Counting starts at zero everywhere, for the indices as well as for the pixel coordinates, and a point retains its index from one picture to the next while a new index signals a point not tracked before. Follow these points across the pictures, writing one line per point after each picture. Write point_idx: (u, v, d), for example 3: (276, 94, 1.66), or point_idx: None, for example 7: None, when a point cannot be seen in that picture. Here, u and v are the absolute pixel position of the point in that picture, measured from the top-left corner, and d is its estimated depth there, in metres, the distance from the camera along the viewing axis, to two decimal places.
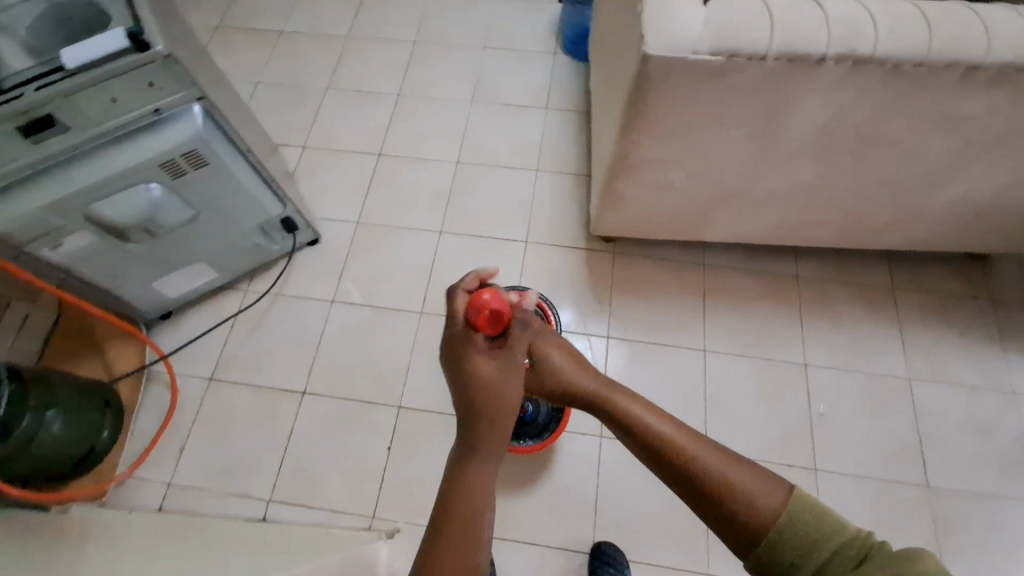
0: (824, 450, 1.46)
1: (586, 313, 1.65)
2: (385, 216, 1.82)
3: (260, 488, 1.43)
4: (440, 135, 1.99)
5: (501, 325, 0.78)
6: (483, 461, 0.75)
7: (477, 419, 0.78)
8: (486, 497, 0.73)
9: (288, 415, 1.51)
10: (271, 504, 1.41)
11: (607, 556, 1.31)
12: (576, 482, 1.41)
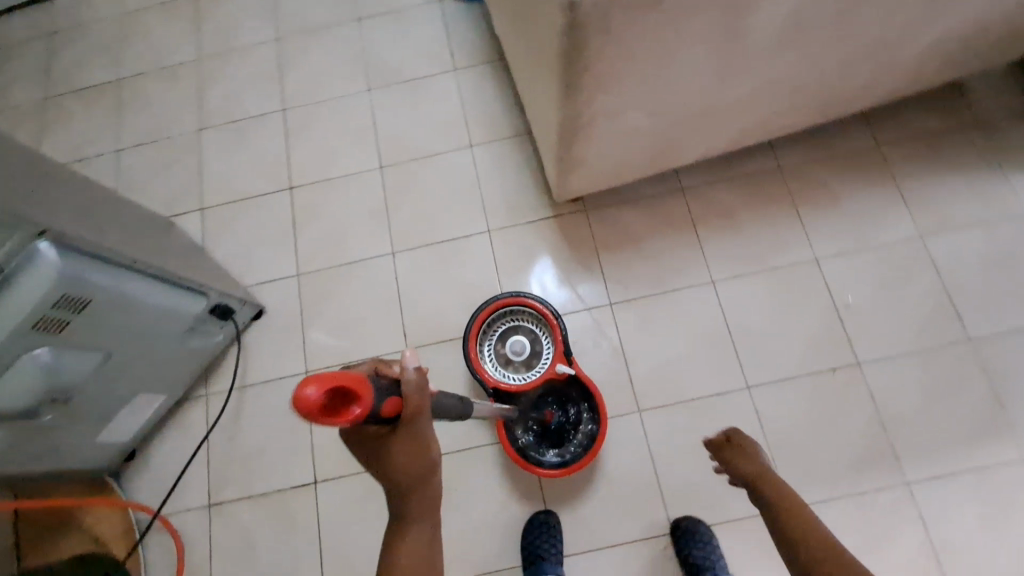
0: (862, 341, 1.39)
1: (579, 287, 1.49)
2: (325, 255, 1.59)
3: None
4: (349, 141, 1.71)
5: (363, 407, 0.60)
6: (422, 520, 0.73)
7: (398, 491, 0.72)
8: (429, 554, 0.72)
9: (309, 510, 1.36)
10: None
11: (689, 530, 1.25)
12: (630, 466, 1.33)
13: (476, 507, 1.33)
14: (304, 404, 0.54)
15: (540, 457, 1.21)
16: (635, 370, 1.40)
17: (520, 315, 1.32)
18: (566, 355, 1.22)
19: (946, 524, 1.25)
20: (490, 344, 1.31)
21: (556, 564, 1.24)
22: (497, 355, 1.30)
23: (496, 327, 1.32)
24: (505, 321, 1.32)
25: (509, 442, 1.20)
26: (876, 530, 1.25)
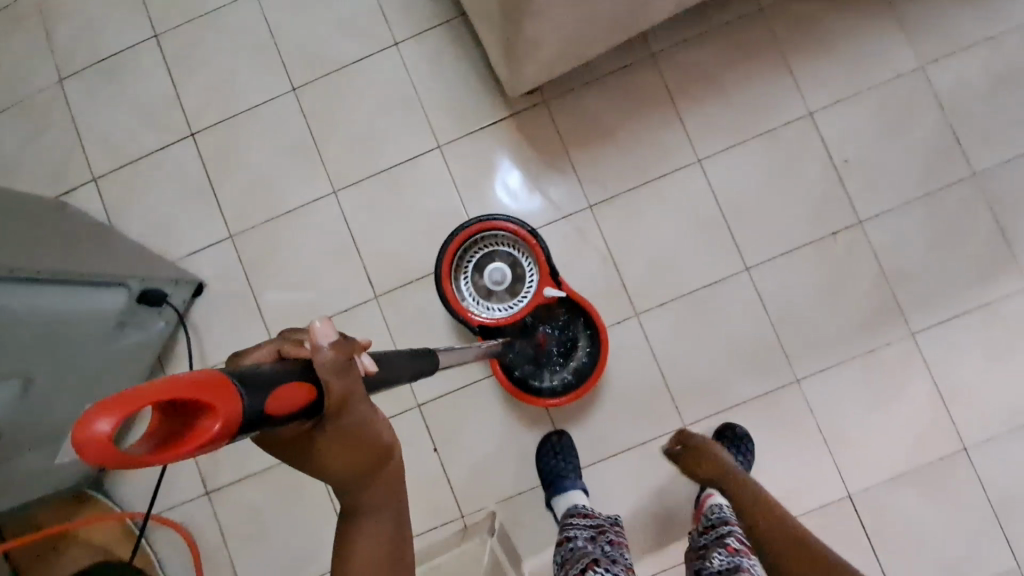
0: (863, 197, 1.28)
1: (552, 192, 1.32)
2: (256, 207, 1.36)
3: None
4: (247, 62, 1.40)
5: (222, 428, 0.38)
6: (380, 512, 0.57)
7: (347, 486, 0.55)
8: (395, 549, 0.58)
9: (313, 477, 1.31)
10: None
11: (734, 438, 1.22)
12: (634, 371, 1.27)
13: (484, 441, 1.29)
14: (101, 449, 0.33)
15: (542, 388, 1.13)
16: (626, 272, 1.29)
17: (492, 240, 1.17)
18: (551, 276, 1.09)
19: (952, 366, 1.24)
20: (465, 278, 1.17)
21: (576, 480, 1.21)
22: (476, 289, 1.17)
23: (469, 259, 1.17)
24: (478, 250, 1.17)
25: (507, 379, 1.11)
26: (885, 384, 1.24)
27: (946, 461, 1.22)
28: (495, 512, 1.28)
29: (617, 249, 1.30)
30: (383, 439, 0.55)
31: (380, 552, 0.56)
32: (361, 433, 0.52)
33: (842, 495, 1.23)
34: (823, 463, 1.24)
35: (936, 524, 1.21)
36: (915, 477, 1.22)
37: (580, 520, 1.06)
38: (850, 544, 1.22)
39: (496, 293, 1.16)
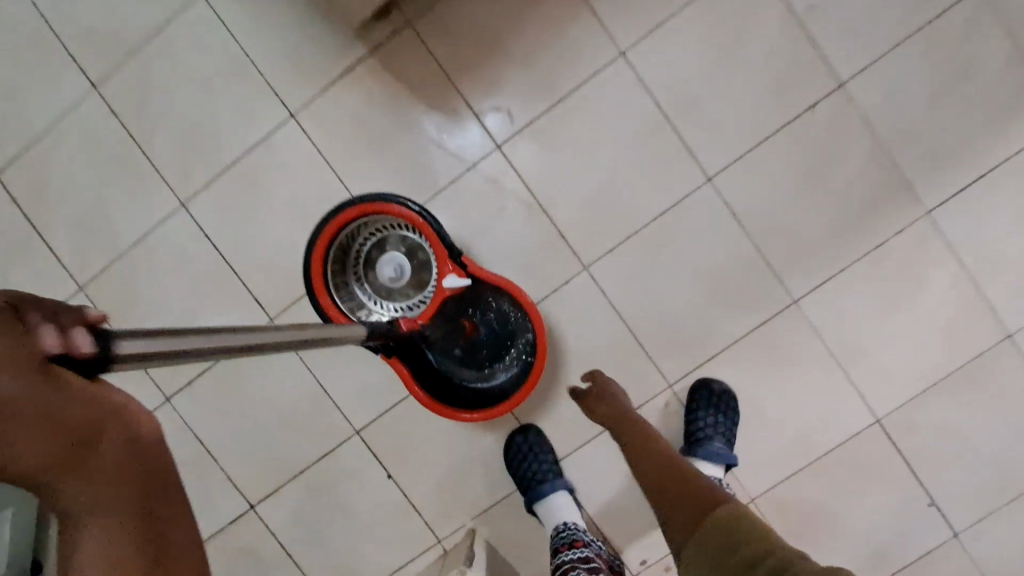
0: (840, 50, 0.98)
1: (449, 140, 1.03)
2: (99, 245, 1.09)
3: None
4: (29, 67, 1.08)
5: None
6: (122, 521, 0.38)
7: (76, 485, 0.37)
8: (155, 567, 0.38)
9: (261, 538, 1.11)
10: None
11: (717, 396, 1.02)
12: (598, 334, 1.05)
13: (444, 452, 1.09)
14: None
15: (484, 393, 0.93)
16: (562, 220, 1.03)
17: (378, 226, 0.92)
18: (454, 258, 0.85)
19: (981, 242, 0.99)
20: (358, 280, 0.94)
21: (558, 480, 1.03)
22: (375, 289, 0.94)
23: (357, 254, 0.93)
24: (363, 242, 0.93)
25: (436, 394, 0.91)
26: (901, 281, 1.00)
27: (985, 358, 1.01)
28: (476, 528, 1.10)
29: (543, 191, 1.03)
30: (104, 418, 0.37)
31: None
32: (37, 418, 0.34)
33: (867, 422, 1.03)
34: (840, 390, 1.03)
35: (983, 429, 1.02)
36: (949, 381, 1.02)
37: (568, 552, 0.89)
38: (884, 474, 1.04)
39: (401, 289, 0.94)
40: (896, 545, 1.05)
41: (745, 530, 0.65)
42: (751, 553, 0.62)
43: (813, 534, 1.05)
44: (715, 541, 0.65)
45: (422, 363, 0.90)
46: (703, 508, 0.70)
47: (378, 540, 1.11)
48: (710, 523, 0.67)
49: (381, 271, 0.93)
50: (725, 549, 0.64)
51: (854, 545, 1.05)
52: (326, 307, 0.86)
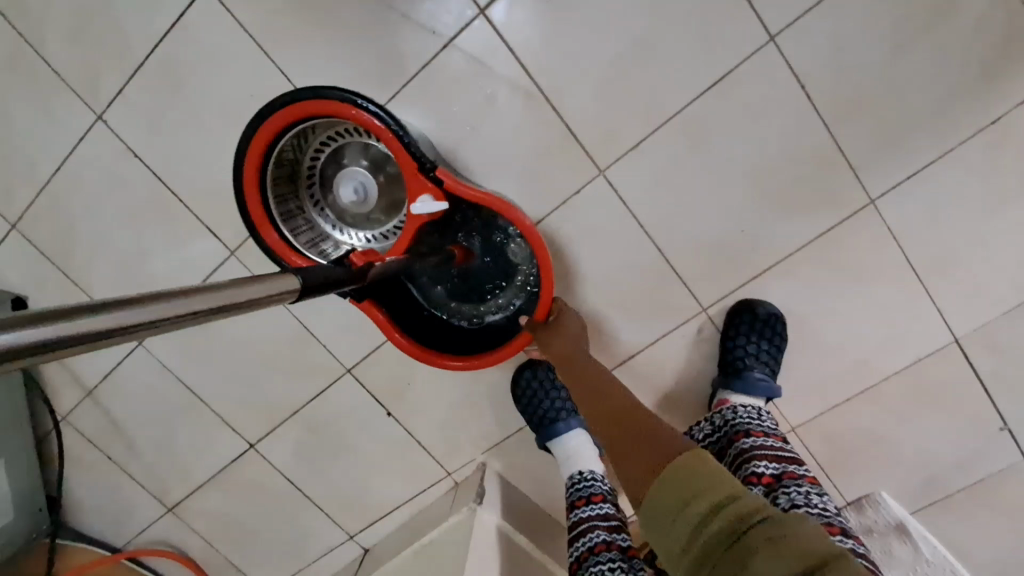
0: None
1: (415, 5, 0.77)
2: (21, 171, 0.91)
3: (329, 537, 1.09)
4: None
5: None
6: None
7: None
8: None
9: (267, 475, 1.06)
10: (357, 537, 1.09)
11: (764, 320, 0.85)
12: (618, 252, 0.86)
13: (448, 385, 0.99)
14: None
15: (475, 326, 0.83)
16: (572, 110, 0.80)
17: (327, 134, 0.77)
18: (423, 174, 0.70)
19: None
20: (314, 203, 0.81)
21: (573, 417, 0.92)
22: (340, 215, 0.81)
23: (313, 173, 0.80)
24: (315, 156, 0.79)
25: (421, 331, 0.81)
26: (1014, 167, 0.77)
27: None
28: (487, 462, 1.03)
29: (545, 70, 0.78)
30: None
31: None
32: None
33: (943, 343, 0.86)
34: (914, 308, 0.85)
35: None
36: None
37: (585, 508, 0.80)
38: (952, 399, 0.90)
39: (367, 212, 0.80)
40: (956, 470, 0.94)
41: (709, 479, 0.54)
42: (717, 506, 0.51)
43: (860, 459, 0.95)
44: (678, 494, 0.54)
45: (400, 298, 0.79)
46: (659, 457, 0.57)
47: (386, 476, 1.05)
48: (671, 471, 0.55)
49: (339, 191, 0.79)
50: (689, 502, 0.53)
51: (905, 469, 0.95)
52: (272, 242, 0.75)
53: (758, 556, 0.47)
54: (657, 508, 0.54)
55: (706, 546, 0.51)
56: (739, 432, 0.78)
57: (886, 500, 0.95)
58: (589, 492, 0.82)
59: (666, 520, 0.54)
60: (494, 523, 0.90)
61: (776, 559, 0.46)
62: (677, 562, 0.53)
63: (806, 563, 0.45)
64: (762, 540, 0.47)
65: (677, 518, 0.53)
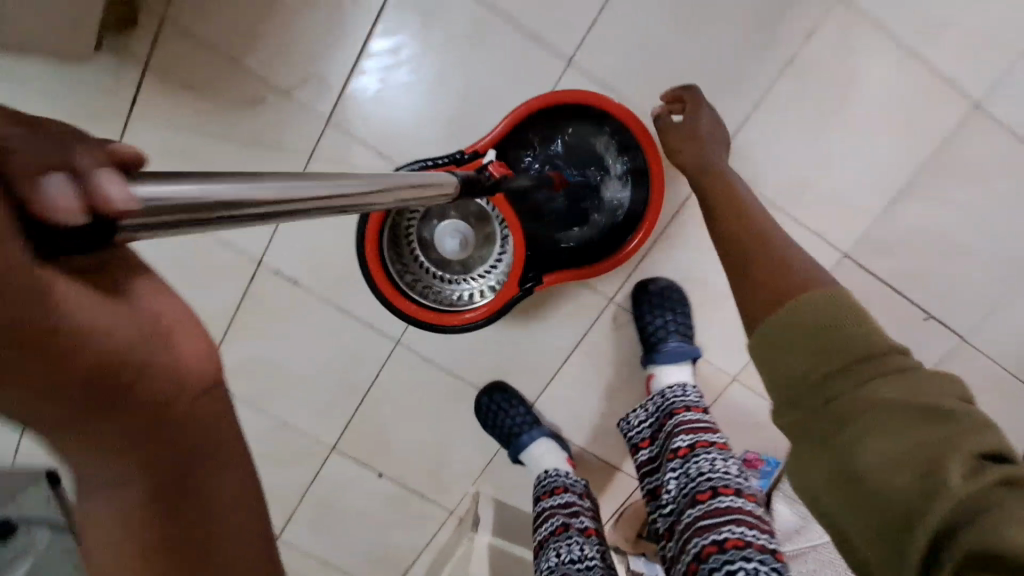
0: None
1: (276, 131, 0.89)
2: None
3: None
4: None
5: None
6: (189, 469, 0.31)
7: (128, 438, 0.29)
8: (227, 495, 0.33)
9: (297, 560, 1.16)
10: None
11: (658, 295, 0.97)
12: None
13: (423, 434, 1.09)
14: None
15: (614, 228, 0.90)
16: None
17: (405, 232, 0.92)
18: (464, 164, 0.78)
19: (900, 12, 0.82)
20: (440, 278, 0.94)
21: (534, 429, 1.01)
22: (463, 269, 0.94)
23: (423, 266, 0.93)
24: (416, 258, 0.93)
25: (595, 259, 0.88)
26: (830, 90, 0.84)
27: (950, 140, 0.86)
28: (479, 491, 1.12)
29: (397, 149, 0.90)
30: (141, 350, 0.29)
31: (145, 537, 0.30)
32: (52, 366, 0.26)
33: (837, 259, 0.92)
34: (798, 236, 0.91)
35: (961, 219, 0.89)
36: (908, 183, 0.88)
37: (549, 500, 0.91)
38: (874, 306, 0.94)
39: (471, 243, 0.91)
40: None
41: (837, 316, 0.47)
42: (842, 349, 0.46)
43: None
44: (787, 333, 0.49)
45: (561, 256, 0.89)
46: (783, 286, 0.53)
47: (400, 529, 1.14)
48: (795, 301, 0.49)
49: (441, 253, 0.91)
50: (810, 336, 0.47)
51: None
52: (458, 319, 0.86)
53: (883, 410, 0.42)
54: (766, 346, 0.50)
55: (811, 397, 0.46)
56: (673, 409, 0.90)
57: None
58: (552, 487, 0.92)
59: (782, 352, 0.48)
60: (493, 546, 0.98)
61: (902, 421, 0.41)
62: (779, 392, 0.49)
63: (933, 444, 0.40)
64: (889, 392, 0.43)
65: (796, 351, 0.47)
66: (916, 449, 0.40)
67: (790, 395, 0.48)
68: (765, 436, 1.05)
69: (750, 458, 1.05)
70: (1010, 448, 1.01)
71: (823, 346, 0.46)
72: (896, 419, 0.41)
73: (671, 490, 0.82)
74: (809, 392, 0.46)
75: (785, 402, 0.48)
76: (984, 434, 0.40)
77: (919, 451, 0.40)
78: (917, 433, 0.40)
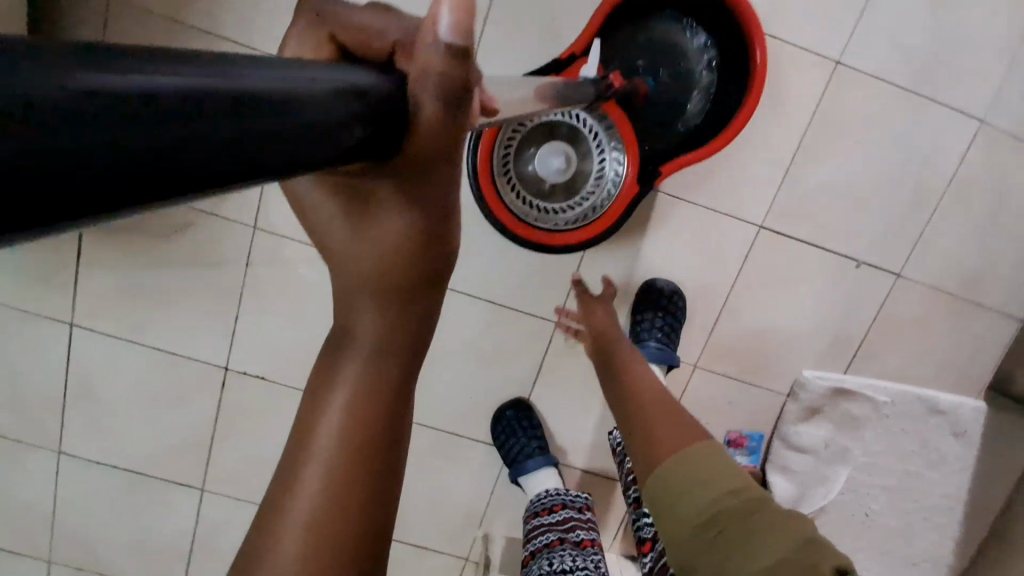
0: None
1: (210, 246, 0.96)
2: (22, 528, 1.09)
3: None
4: None
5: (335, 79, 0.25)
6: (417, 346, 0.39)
7: (418, 295, 0.37)
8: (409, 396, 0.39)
9: None
10: None
11: (666, 296, 0.97)
12: (467, 320, 1.01)
13: (419, 492, 1.10)
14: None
15: (714, 110, 0.91)
16: None
17: (506, 167, 0.94)
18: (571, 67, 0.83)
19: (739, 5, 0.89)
20: (542, 210, 0.96)
21: (540, 456, 1.01)
22: (563, 198, 0.96)
23: (524, 200, 0.96)
24: (515, 195, 0.95)
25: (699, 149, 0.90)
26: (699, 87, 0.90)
27: (826, 100, 0.91)
28: (486, 533, 1.12)
29: None
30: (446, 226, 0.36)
31: (370, 408, 0.38)
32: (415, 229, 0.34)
33: (753, 233, 0.96)
34: (710, 221, 0.96)
35: (861, 169, 0.94)
36: (800, 149, 0.93)
37: (545, 516, 0.94)
38: (802, 267, 0.98)
39: (574, 162, 0.94)
40: (850, 316, 1.00)
41: (716, 468, 0.61)
42: (719, 492, 0.59)
43: (766, 358, 1.02)
44: (682, 480, 0.61)
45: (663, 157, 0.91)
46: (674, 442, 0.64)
47: None
48: (687, 455, 0.62)
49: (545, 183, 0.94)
50: (698, 488, 0.60)
51: (812, 340, 1.02)
52: (575, 239, 0.91)
53: (756, 546, 0.55)
54: (664, 493, 0.62)
55: (714, 521, 0.58)
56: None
57: (807, 380, 1.01)
58: (550, 504, 0.95)
59: (682, 495, 0.60)
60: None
61: (775, 539, 0.55)
62: (671, 528, 0.61)
63: (800, 554, 0.53)
64: (755, 535, 0.56)
65: (691, 489, 0.60)
66: (793, 562, 0.53)
67: (692, 527, 0.59)
68: (746, 417, 1.05)
69: (733, 439, 1.06)
70: (979, 368, 1.03)
71: (707, 492, 0.59)
72: (769, 553, 0.54)
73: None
74: (698, 543, 0.58)
75: (684, 552, 0.59)
76: (831, 552, 0.53)
77: (794, 561, 0.53)
78: (784, 554, 0.53)
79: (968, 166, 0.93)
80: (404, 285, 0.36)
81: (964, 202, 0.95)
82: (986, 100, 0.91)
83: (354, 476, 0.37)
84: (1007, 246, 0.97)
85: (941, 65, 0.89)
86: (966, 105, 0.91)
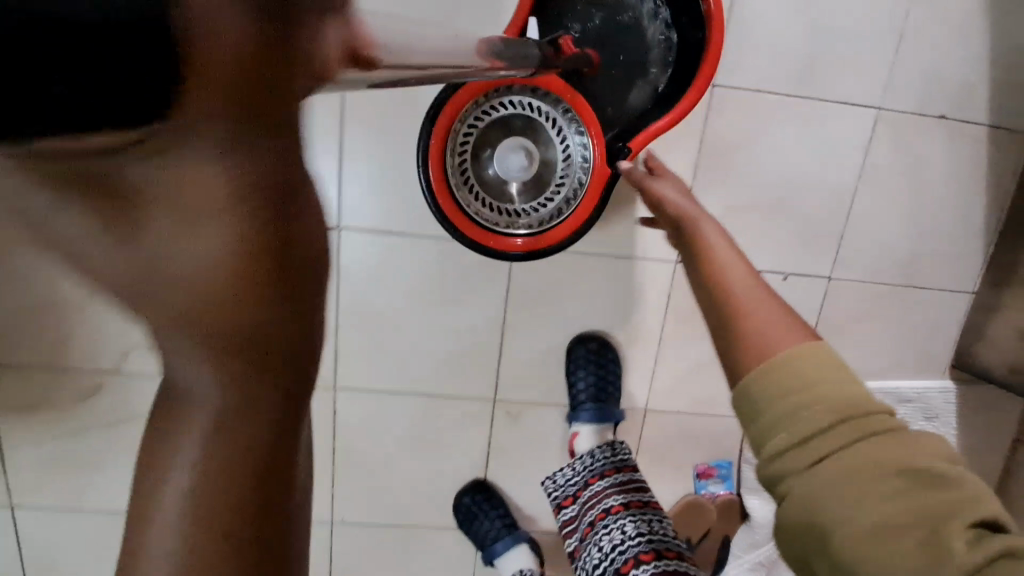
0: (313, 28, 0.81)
1: (127, 403, 0.94)
2: None
3: None
4: None
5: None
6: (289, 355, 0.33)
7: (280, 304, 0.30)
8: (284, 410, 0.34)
9: None
10: None
11: (596, 350, 0.94)
12: (404, 417, 0.98)
13: None
14: None
15: (678, 60, 0.80)
16: None
17: (460, 170, 0.84)
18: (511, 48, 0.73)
19: None
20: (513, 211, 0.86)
21: (509, 536, 0.99)
22: (530, 191, 0.86)
23: (489, 201, 0.86)
24: (479, 199, 0.85)
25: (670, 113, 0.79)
26: None
27: (713, 124, 0.86)
28: None
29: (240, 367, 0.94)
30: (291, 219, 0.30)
31: (245, 437, 0.33)
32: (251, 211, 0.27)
33: (670, 270, 0.94)
34: (621, 268, 0.93)
35: (766, 183, 0.89)
36: (698, 178, 0.89)
37: None
38: None
39: (536, 156, 0.86)
40: None
41: (830, 374, 0.46)
42: (821, 409, 0.44)
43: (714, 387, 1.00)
44: (779, 393, 0.46)
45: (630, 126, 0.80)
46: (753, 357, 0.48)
47: None
48: (805, 357, 0.47)
49: (510, 186, 0.86)
50: (796, 401, 0.45)
51: None
52: (562, 233, 0.82)
53: (880, 467, 0.42)
54: (764, 397, 0.46)
55: (838, 456, 0.43)
56: (591, 476, 0.90)
57: None
58: None
59: (799, 415, 0.45)
60: None
61: (903, 487, 0.41)
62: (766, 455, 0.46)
63: (942, 514, 0.40)
64: (876, 450, 0.43)
65: (799, 407, 0.45)
66: (920, 517, 0.40)
67: (803, 453, 0.44)
68: (706, 447, 1.04)
69: (702, 470, 1.04)
70: (937, 351, 0.99)
71: (830, 407, 0.45)
72: (893, 477, 0.42)
73: (605, 548, 0.81)
74: (797, 452, 0.45)
75: (770, 457, 0.46)
76: (981, 500, 0.41)
77: (923, 514, 0.40)
78: (920, 501, 0.41)
79: (874, 157, 0.89)
80: (255, 274, 0.28)
81: (880, 191, 0.91)
82: (875, 88, 0.87)
83: (218, 514, 0.33)
84: (937, 225, 0.93)
85: (820, 63, 0.85)
86: (855, 99, 0.87)
